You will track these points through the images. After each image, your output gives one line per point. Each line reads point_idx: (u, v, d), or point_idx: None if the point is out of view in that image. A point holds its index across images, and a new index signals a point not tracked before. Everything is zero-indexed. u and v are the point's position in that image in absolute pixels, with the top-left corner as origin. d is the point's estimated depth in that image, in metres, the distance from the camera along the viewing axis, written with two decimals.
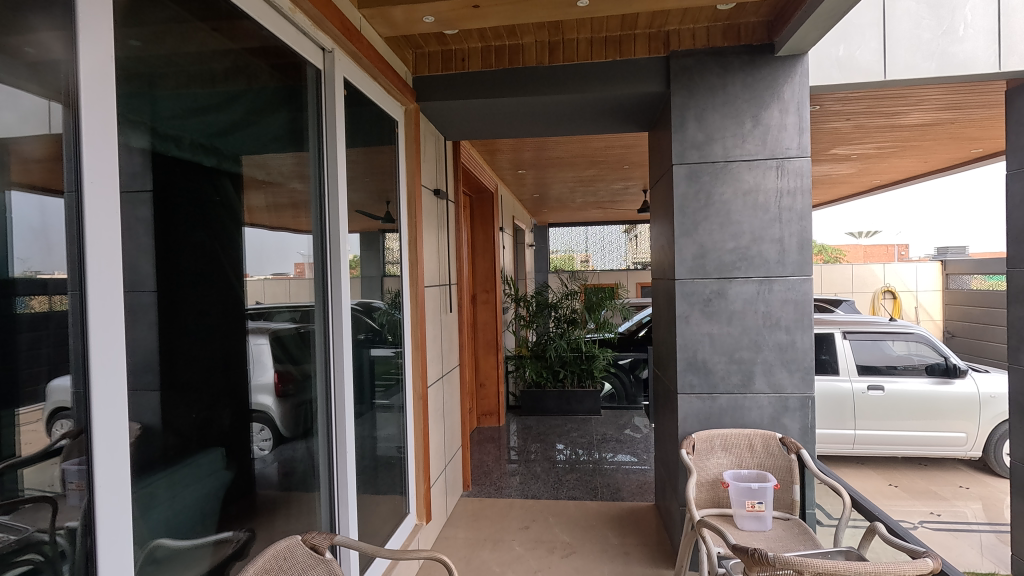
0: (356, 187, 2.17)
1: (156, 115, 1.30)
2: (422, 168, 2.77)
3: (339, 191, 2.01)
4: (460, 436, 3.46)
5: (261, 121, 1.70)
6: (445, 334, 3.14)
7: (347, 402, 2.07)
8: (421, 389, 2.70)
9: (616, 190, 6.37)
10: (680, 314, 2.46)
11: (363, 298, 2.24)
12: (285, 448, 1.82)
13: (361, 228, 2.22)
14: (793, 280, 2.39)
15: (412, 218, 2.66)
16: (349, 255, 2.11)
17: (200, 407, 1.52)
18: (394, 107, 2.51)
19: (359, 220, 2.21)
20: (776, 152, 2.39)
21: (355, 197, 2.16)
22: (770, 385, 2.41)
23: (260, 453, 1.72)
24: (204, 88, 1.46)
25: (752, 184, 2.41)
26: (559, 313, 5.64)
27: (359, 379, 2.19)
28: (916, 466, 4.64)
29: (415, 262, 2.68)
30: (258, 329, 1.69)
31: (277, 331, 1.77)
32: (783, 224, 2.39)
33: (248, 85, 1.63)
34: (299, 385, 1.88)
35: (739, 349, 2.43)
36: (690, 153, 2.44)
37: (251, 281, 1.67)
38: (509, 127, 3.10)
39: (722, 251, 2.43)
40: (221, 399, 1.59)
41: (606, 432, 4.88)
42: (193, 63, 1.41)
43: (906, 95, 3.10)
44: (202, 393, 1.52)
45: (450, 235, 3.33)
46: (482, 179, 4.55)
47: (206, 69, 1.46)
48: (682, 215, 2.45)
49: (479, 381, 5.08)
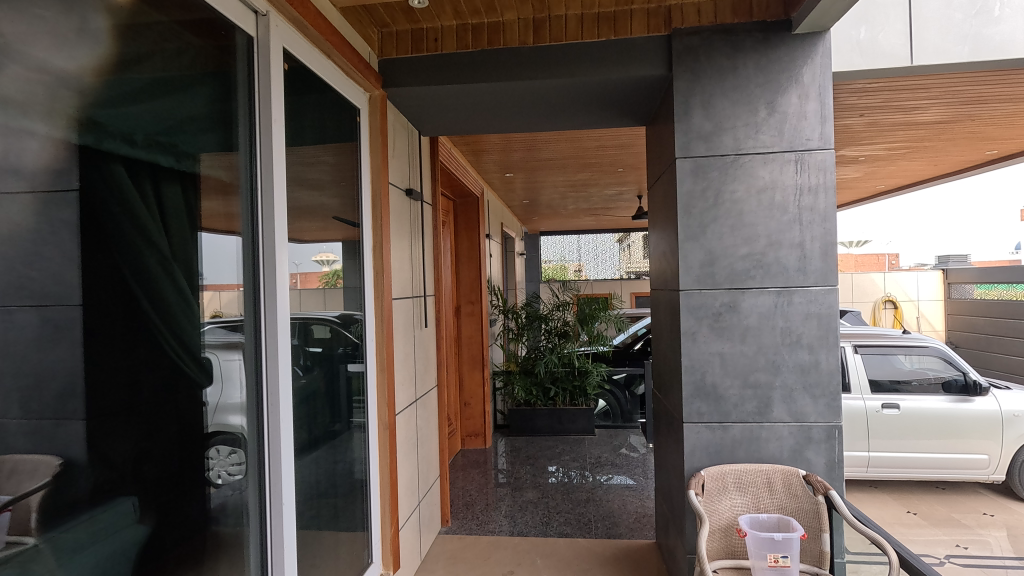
0: (303, 182, 1.83)
1: (38, 85, 0.95)
2: (390, 165, 2.44)
3: (277, 186, 1.64)
4: (438, 464, 3.11)
5: (189, 98, 1.35)
6: (418, 351, 2.78)
7: (285, 444, 1.65)
8: (388, 417, 2.33)
9: (609, 195, 6.07)
10: (685, 330, 2.13)
11: (345, 309, 2.10)
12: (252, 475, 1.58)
13: (310, 231, 1.88)
14: (815, 291, 2.06)
15: (377, 221, 2.31)
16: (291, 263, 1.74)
17: (150, 439, 1.22)
18: (354, 92, 2.18)
19: (308, 221, 1.87)
20: (795, 143, 2.07)
21: (302, 193, 1.83)
22: (791, 413, 2.08)
23: (220, 479, 1.45)
24: (94, 50, 1.07)
25: (768, 181, 2.09)
26: (550, 325, 5.29)
27: (305, 402, 1.81)
28: (932, 490, 4.32)
29: (381, 270, 2.32)
30: (220, 343, 1.44)
31: (205, 356, 1.38)
32: (803, 226, 2.07)
33: (174, 55, 1.30)
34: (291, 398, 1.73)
35: (754, 371, 2.10)
36: (697, 144, 2.12)
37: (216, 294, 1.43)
38: (490, 119, 2.78)
39: (736, 258, 2.11)
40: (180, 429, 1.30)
41: (601, 455, 4.50)
42: (79, 17, 1.05)
43: (930, 85, 2.80)
44: (156, 424, 1.23)
45: (426, 242, 2.98)
46: (466, 182, 4.21)
47: (98, 28, 1.09)
48: (688, 218, 2.12)
49: (464, 400, 4.70)
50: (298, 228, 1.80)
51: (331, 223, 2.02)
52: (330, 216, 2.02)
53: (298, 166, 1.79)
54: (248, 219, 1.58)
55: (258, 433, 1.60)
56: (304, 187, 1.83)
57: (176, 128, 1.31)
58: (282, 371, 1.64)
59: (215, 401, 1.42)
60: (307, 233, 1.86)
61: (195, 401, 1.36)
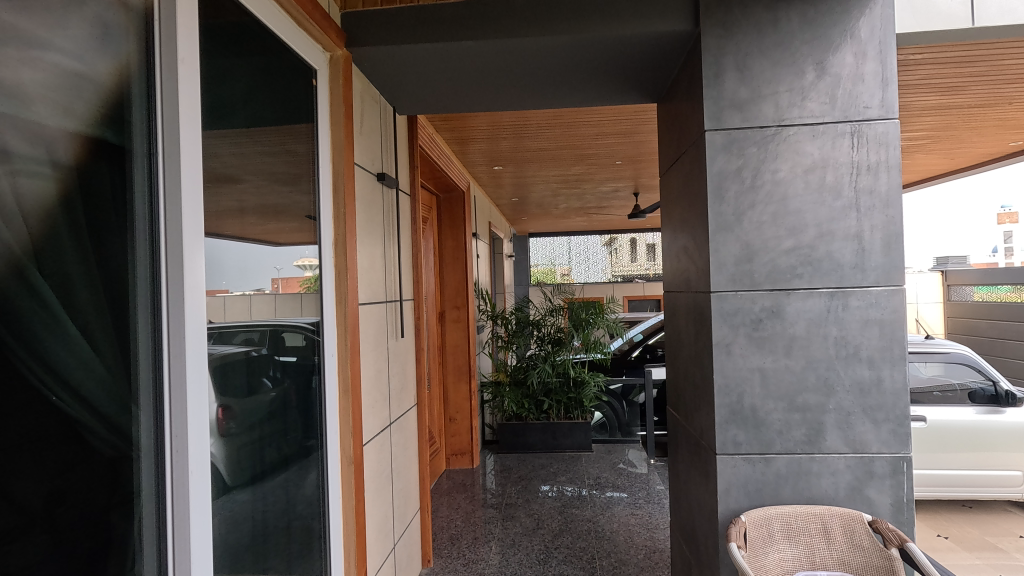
0: (244, 152, 1.41)
1: None
2: (356, 143, 2.02)
3: (184, 152, 1.15)
4: (418, 494, 2.69)
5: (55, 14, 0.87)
6: (392, 368, 2.33)
7: (207, 489, 1.20)
8: (353, 449, 1.90)
9: (603, 192, 5.70)
10: (716, 341, 1.73)
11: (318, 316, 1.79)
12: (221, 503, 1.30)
13: (256, 216, 1.46)
14: (876, 292, 1.69)
15: (339, 210, 1.89)
16: (223, 260, 1.30)
17: (50, 484, 0.85)
18: (310, 50, 1.77)
19: (253, 203, 1.45)
20: (849, 113, 1.70)
21: (243, 167, 1.41)
22: (848, 442, 1.69)
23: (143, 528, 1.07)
24: None
25: (817, 158, 1.71)
26: (542, 332, 4.90)
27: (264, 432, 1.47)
28: (959, 509, 4.00)
29: (344, 270, 1.89)
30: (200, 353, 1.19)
31: (85, 393, 0.92)
32: (861, 212, 1.69)
33: None
34: (242, 425, 1.37)
35: (802, 392, 1.71)
36: (730, 114, 1.74)
37: (118, 298, 1.00)
38: (477, 92, 2.38)
39: (779, 253, 1.72)
40: (80, 477, 0.90)
41: (601, 474, 4.08)
42: None
43: (978, 57, 2.47)
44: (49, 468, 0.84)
45: (403, 237, 2.56)
46: (451, 174, 3.81)
47: None
48: (722, 205, 1.74)
49: (448, 415, 4.26)
50: (240, 212, 1.38)
51: (281, 208, 1.61)
52: (280, 200, 1.60)
53: (236, 130, 1.38)
54: (142, 195, 1.08)
55: (153, 504, 1.09)
56: (245, 159, 1.42)
57: (55, 69, 0.86)
58: (195, 407, 1.16)
59: (143, 426, 1.06)
60: (252, 220, 1.44)
61: (97, 445, 0.94)
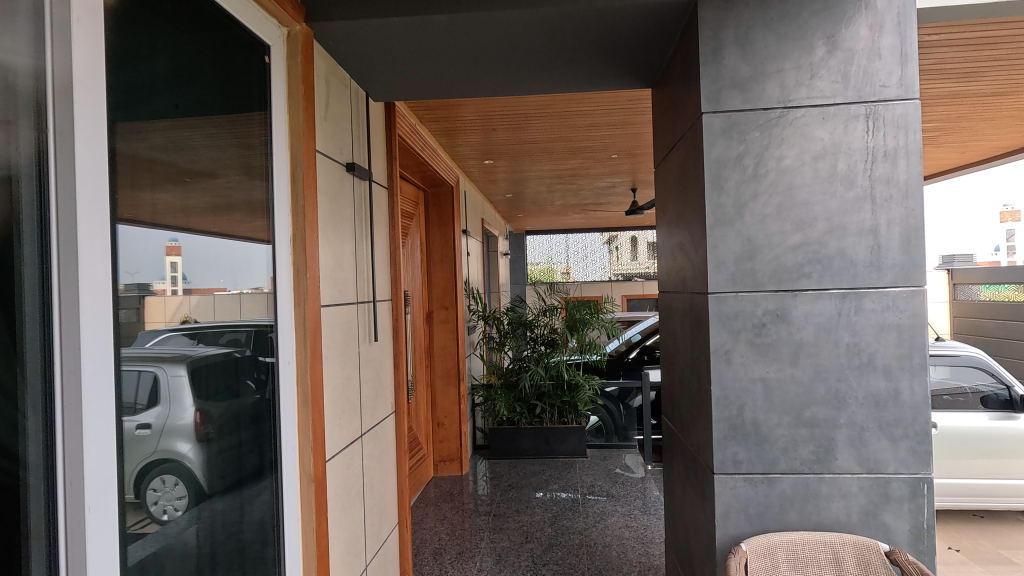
0: (176, 131, 1.23)
1: None
2: (319, 129, 1.84)
3: (79, 127, 0.96)
4: (396, 508, 2.52)
5: None
6: (363, 375, 2.15)
7: (115, 524, 1.02)
8: (313, 465, 1.73)
9: (600, 188, 5.52)
10: (714, 349, 1.55)
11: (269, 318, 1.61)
12: (200, 509, 1.29)
13: (193, 206, 1.29)
14: (893, 294, 1.50)
15: (296, 202, 1.71)
16: (147, 259, 1.13)
17: None
18: (262, 23, 1.59)
19: (189, 191, 1.28)
20: (864, 93, 1.51)
21: (175, 150, 1.23)
22: (861, 461, 1.51)
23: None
24: None
25: (827, 143, 1.53)
26: (536, 333, 4.72)
27: (200, 451, 1.29)
28: (971, 519, 3.82)
29: (304, 268, 1.72)
30: (177, 354, 1.21)
31: None
32: (877, 204, 1.51)
33: None
34: (220, 429, 1.37)
35: (810, 405, 1.53)
36: (730, 95, 1.55)
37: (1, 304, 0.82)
38: (457, 75, 2.20)
39: (785, 250, 1.54)
40: None
41: (595, 481, 3.90)
42: None
43: (999, 38, 2.28)
44: None
45: (378, 233, 2.39)
46: (437, 168, 3.64)
47: None
48: (720, 195, 1.56)
49: (436, 420, 4.07)
50: (171, 199, 1.20)
51: (225, 198, 1.43)
52: (224, 188, 1.43)
53: (165, 106, 1.20)
54: (32, 179, 0.90)
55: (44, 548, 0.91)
56: (178, 141, 1.24)
57: None
58: (98, 428, 0.98)
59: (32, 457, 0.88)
60: (187, 208, 1.26)
61: None
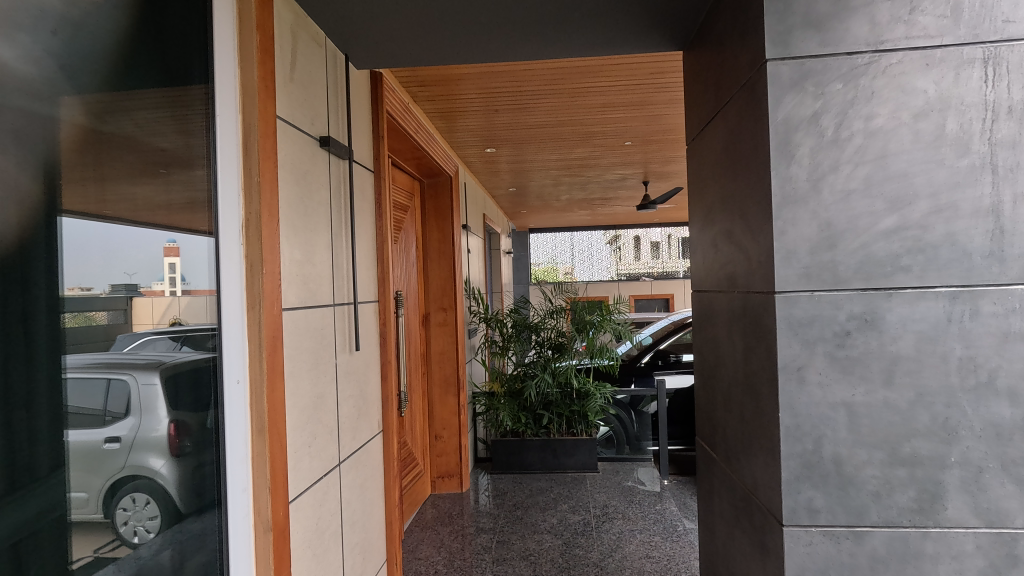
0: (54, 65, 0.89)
1: None
2: (282, 89, 1.49)
3: None
4: (383, 545, 2.16)
5: None
6: (340, 391, 1.80)
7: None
8: (270, 509, 1.36)
9: (609, 180, 5.17)
10: (783, 365, 1.20)
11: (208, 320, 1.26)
12: (173, 531, 1.15)
13: (109, 175, 1.00)
14: (1018, 292, 1.15)
15: (249, 176, 1.35)
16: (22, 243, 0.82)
17: None
18: None
19: (85, 152, 0.95)
20: (980, 31, 1.16)
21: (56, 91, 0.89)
22: (979, 511, 1.16)
23: None
24: None
25: (932, 96, 1.17)
26: (541, 336, 4.36)
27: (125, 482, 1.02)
28: None
29: (258, 261, 1.36)
30: (150, 362, 1.09)
31: None
32: (998, 176, 1.16)
33: None
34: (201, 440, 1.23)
35: (911, 438, 1.18)
36: (804, 35, 1.20)
37: None
38: (453, 35, 1.85)
39: (876, 237, 1.19)
40: None
41: (609, 501, 3.54)
42: None
43: None
44: None
45: (360, 222, 2.04)
46: (434, 155, 3.29)
47: None
48: (791, 166, 1.20)
49: (433, 432, 3.72)
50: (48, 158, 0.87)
51: (152, 165, 1.11)
52: (147, 154, 1.10)
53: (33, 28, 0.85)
54: None
55: None
56: (59, 77, 0.90)
57: None
58: None
59: None
60: (89, 178, 0.95)
61: None
